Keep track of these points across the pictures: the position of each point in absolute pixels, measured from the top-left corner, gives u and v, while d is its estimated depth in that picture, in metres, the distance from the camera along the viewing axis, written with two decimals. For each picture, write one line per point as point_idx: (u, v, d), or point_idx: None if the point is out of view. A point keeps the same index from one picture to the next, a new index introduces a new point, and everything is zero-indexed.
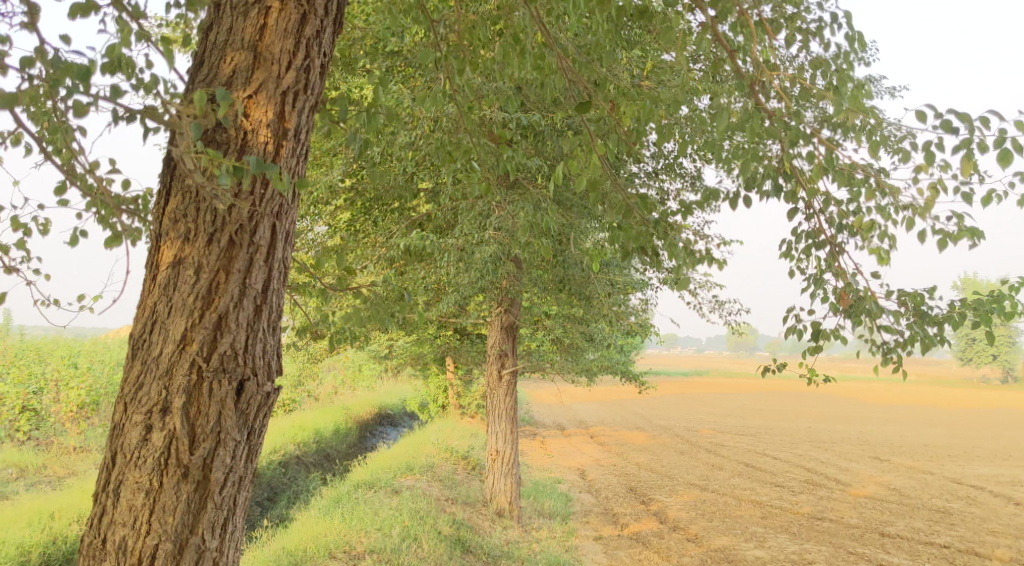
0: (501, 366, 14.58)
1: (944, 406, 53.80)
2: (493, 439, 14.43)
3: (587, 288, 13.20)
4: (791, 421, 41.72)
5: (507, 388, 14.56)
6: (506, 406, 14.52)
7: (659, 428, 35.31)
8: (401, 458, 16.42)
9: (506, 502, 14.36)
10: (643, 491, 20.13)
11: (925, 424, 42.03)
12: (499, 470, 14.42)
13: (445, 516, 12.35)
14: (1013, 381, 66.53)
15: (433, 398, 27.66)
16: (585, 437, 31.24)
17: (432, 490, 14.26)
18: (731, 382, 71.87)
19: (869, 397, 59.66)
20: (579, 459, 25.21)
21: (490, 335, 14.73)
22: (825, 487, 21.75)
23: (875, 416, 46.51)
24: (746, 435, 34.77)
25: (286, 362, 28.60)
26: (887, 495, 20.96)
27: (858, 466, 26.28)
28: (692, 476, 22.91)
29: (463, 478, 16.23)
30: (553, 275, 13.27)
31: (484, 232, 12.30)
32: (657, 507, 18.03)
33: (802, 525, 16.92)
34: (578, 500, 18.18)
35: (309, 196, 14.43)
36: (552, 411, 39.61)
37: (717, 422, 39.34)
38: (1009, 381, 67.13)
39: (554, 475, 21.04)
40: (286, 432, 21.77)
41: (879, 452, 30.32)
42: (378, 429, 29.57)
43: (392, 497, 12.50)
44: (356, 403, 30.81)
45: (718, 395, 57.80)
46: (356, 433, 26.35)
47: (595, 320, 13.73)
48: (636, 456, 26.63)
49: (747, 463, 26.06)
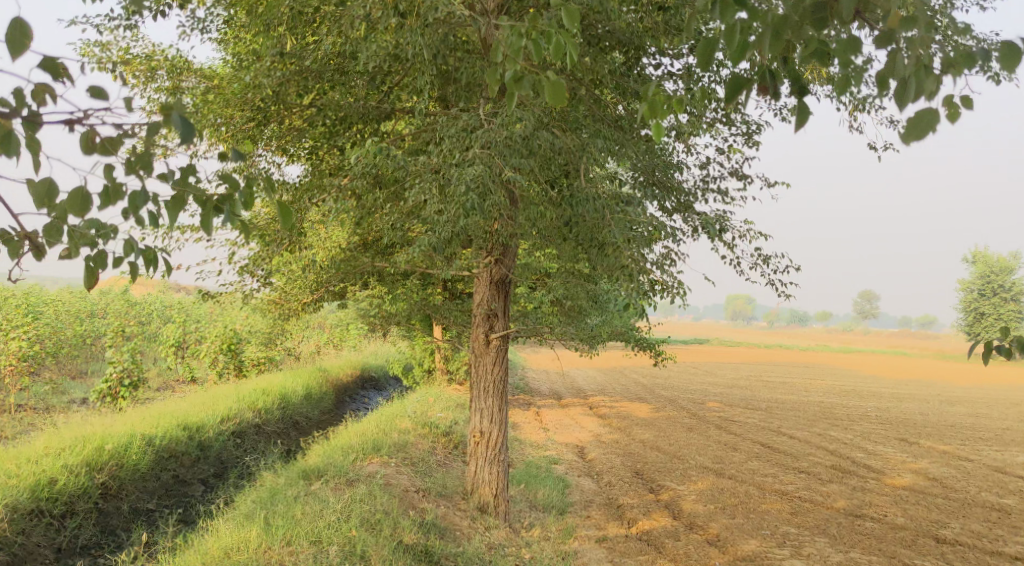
0: (488, 329, 11.88)
1: (959, 382, 51.10)
2: (476, 418, 11.82)
3: (599, 233, 10.54)
4: (801, 395, 39.26)
5: (496, 357, 11.85)
6: (495, 377, 11.83)
7: (663, 400, 32.75)
8: (368, 433, 13.86)
9: (490, 495, 11.70)
10: (650, 476, 17.60)
11: (944, 401, 39.57)
12: (482, 455, 11.76)
13: (411, 518, 9.76)
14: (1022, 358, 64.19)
15: (417, 362, 25.13)
16: (584, 408, 28.70)
17: (401, 479, 11.62)
18: (734, 352, 69.26)
19: (879, 371, 56.95)
20: (578, 434, 22.69)
21: (477, 291, 12.01)
22: (857, 475, 19.15)
23: (887, 391, 44.09)
24: (757, 410, 32.24)
25: (258, 317, 26.03)
26: (930, 487, 18.36)
27: (886, 450, 23.68)
28: (704, 457, 20.37)
29: (441, 460, 13.66)
30: (559, 216, 10.83)
31: (467, 152, 9.85)
32: (668, 498, 15.46)
33: (841, 525, 14.33)
34: (577, 487, 15.59)
35: (255, 114, 11.72)
36: (549, 378, 37.05)
37: (725, 394, 36.75)
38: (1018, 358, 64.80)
39: (550, 454, 18.57)
40: (247, 395, 19.25)
41: (904, 434, 27.69)
42: (358, 394, 27.03)
43: (344, 490, 9.92)
44: (336, 364, 28.27)
45: (724, 365, 55.22)
46: (332, 397, 23.83)
47: (605, 276, 11.00)
48: (642, 432, 24.08)
49: (763, 443, 23.54)
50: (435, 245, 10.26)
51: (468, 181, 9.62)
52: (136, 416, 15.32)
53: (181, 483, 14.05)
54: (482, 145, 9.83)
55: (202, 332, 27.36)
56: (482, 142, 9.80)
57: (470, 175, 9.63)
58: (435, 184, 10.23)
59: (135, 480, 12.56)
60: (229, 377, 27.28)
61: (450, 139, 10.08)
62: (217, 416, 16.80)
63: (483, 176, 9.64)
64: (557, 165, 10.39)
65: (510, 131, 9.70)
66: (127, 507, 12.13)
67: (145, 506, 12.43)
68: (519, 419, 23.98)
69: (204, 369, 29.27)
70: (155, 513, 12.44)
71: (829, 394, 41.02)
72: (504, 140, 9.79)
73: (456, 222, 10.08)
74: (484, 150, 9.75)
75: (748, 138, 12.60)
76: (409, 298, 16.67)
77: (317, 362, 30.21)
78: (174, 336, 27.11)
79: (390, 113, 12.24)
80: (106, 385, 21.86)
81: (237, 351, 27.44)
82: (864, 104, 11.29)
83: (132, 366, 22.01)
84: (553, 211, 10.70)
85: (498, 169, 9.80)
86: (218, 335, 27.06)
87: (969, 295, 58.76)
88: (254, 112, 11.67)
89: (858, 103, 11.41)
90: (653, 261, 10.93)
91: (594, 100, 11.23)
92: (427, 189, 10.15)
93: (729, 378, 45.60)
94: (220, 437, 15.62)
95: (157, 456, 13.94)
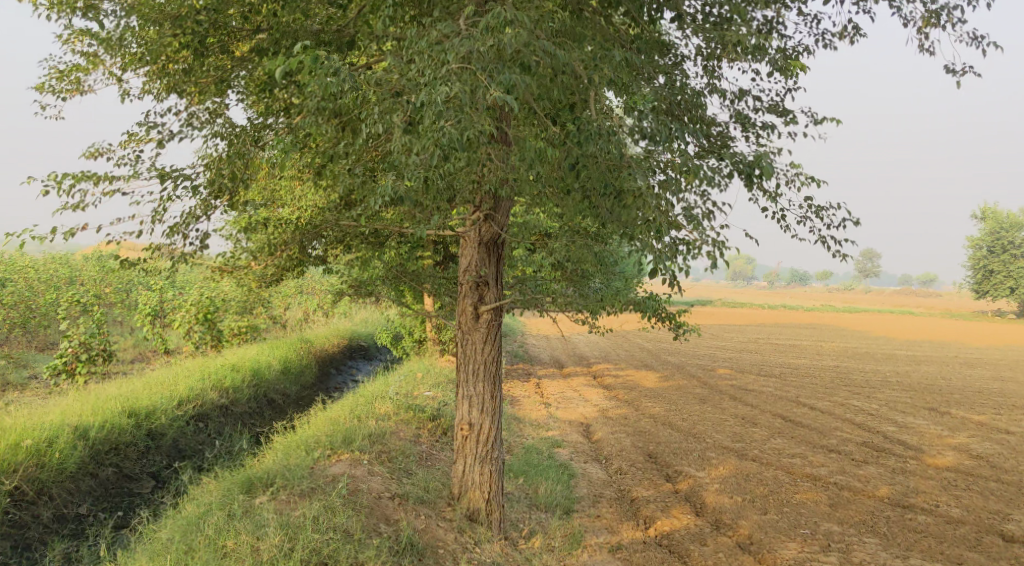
0: (478, 299, 9.85)
1: (973, 342, 49.10)
2: (464, 408, 9.82)
3: (610, 177, 8.52)
4: (813, 359, 37.33)
5: (487, 333, 9.82)
6: (486, 357, 9.81)
7: (670, 367, 30.74)
8: (342, 422, 11.93)
9: (481, 500, 9.76)
10: (666, 459, 15.64)
11: (962, 364, 37.65)
12: (472, 451, 9.77)
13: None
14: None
15: (407, 331, 23.17)
16: (587, 379, 26.68)
17: (373, 485, 9.72)
18: (738, 313, 67.19)
19: (888, 331, 55.03)
20: (582, 409, 20.69)
21: (463, 253, 9.95)
22: (893, 454, 17.20)
23: (901, 353, 42.16)
24: (770, 377, 30.31)
25: (232, 284, 23.92)
26: (977, 468, 16.41)
27: (917, 422, 21.70)
28: (722, 435, 18.41)
29: (427, 452, 11.71)
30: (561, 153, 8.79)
31: (442, 71, 7.92)
32: (689, 488, 13.53)
33: (890, 520, 12.37)
34: (583, 477, 13.63)
35: (189, 40, 9.81)
36: (550, 344, 35.03)
37: (735, 359, 34.74)
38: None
39: (552, 436, 16.61)
40: (214, 372, 17.23)
41: (932, 402, 25.68)
42: (344, 366, 24.98)
43: (285, 536, 8.62)
44: (321, 334, 26.27)
45: (731, 328, 53.14)
46: (313, 370, 21.81)
47: (616, 233, 9.00)
48: (651, 405, 22.11)
49: (784, 416, 21.59)
50: (400, 193, 8.37)
51: (438, 101, 7.74)
52: (78, 400, 13.43)
53: (126, 479, 12.05)
54: (459, 57, 7.97)
55: (177, 299, 25.28)
56: (462, 53, 7.92)
57: (440, 94, 7.76)
58: (400, 112, 8.35)
59: (62, 482, 11.19)
60: (206, 349, 25.23)
61: (421, 57, 8.22)
62: (173, 398, 14.78)
63: (460, 95, 7.78)
64: (560, 88, 8.39)
65: (498, 38, 7.92)
66: (49, 516, 10.83)
67: (74, 511, 11.08)
68: (517, 393, 21.96)
69: (180, 340, 27.21)
70: (86, 521, 11.11)
71: (842, 357, 39.03)
72: (490, 51, 7.99)
73: (427, 162, 8.23)
74: (462, 65, 7.91)
75: (789, 67, 10.62)
76: (397, 261, 14.62)
77: (302, 332, 28.18)
78: (147, 304, 25.06)
79: (355, 38, 10.23)
80: (61, 360, 19.79)
81: (214, 321, 25.36)
82: (939, 15, 9.41)
83: (89, 339, 19.91)
84: (554, 148, 8.67)
85: (482, 91, 7.95)
86: (193, 304, 24.93)
87: (977, 253, 56.74)
88: (184, 34, 9.82)
89: (930, 14, 9.52)
90: (683, 212, 8.87)
91: (603, 16, 9.21)
92: (391, 118, 8.29)
93: (736, 342, 43.54)
94: (175, 423, 13.62)
95: (91, 451, 11.88)
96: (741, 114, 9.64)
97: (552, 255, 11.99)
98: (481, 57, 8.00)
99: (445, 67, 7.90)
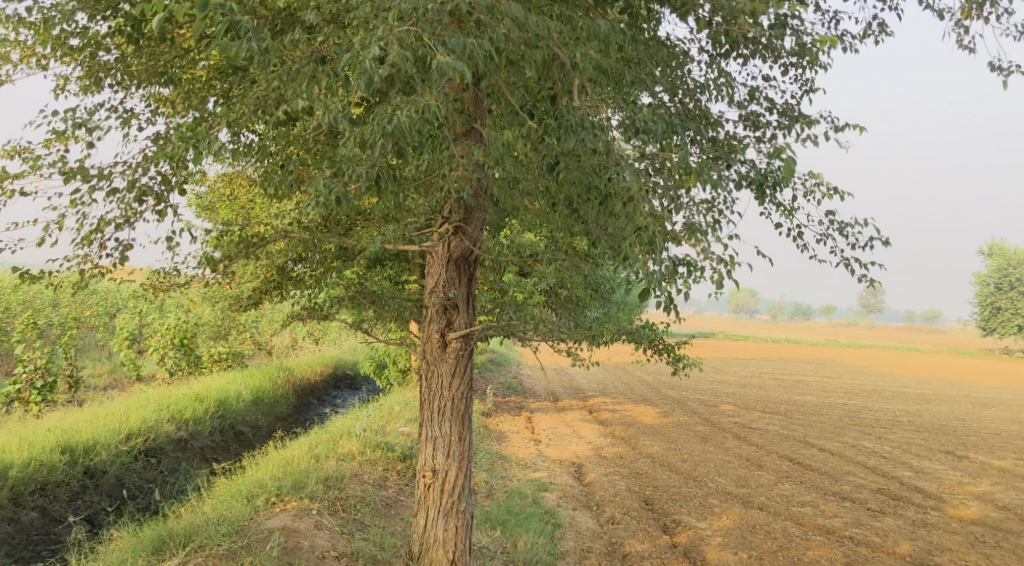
0: (446, 325, 8.58)
1: (982, 380, 47.56)
2: (427, 452, 8.51)
3: (593, 172, 7.43)
4: (819, 395, 35.85)
5: (455, 364, 8.54)
6: (454, 393, 8.52)
7: (671, 402, 29.25)
8: (294, 460, 10.58)
9: (444, 561, 8.42)
10: (662, 506, 14.24)
11: (974, 404, 36.13)
12: (434, 503, 8.41)
13: None
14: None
15: (392, 360, 21.78)
16: (583, 413, 25.19)
17: (311, 546, 8.42)
18: (741, 346, 65.55)
19: (894, 367, 53.49)
20: (575, 447, 19.25)
21: (431, 272, 8.71)
22: (912, 503, 15.78)
23: (909, 390, 40.61)
24: (775, 414, 28.82)
25: (207, 308, 22.52)
26: (1006, 522, 15.01)
27: (935, 467, 20.26)
28: (725, 479, 16.97)
29: (392, 501, 10.33)
30: (539, 153, 7.67)
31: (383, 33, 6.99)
32: (686, 542, 12.17)
33: None
34: (570, 527, 12.25)
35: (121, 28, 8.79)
36: (546, 375, 33.56)
37: (738, 394, 33.27)
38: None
39: (539, 478, 15.21)
40: (173, 401, 15.84)
41: (948, 445, 24.21)
42: (325, 397, 23.54)
43: None
44: (303, 361, 24.89)
45: (733, 362, 51.60)
46: (289, 400, 20.40)
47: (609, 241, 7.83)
48: (650, 443, 20.67)
49: (792, 457, 20.15)
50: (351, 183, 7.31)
51: (366, 60, 6.82)
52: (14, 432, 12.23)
53: (52, 523, 11.08)
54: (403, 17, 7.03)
55: (153, 322, 23.89)
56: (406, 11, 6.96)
57: (372, 55, 6.86)
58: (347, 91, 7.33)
59: None
60: (180, 376, 23.80)
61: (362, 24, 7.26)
62: (120, 431, 13.40)
63: (397, 56, 6.87)
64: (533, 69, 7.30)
65: None
66: None
67: None
68: (506, 428, 20.51)
69: (156, 365, 25.76)
70: None
71: (849, 394, 37.53)
72: (442, 12, 7.03)
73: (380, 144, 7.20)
74: (406, 27, 6.99)
75: (804, 68, 9.58)
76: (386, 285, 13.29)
77: (285, 360, 26.76)
78: (125, 328, 23.74)
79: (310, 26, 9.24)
80: (15, 387, 18.44)
81: (191, 346, 23.92)
82: (983, 5, 8.29)
83: (47, 365, 18.53)
84: (529, 144, 7.57)
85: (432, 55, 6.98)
86: (168, 329, 23.50)
87: (984, 289, 55.31)
88: (116, 22, 8.80)
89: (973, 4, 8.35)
90: (683, 223, 7.67)
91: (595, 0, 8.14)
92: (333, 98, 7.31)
93: (740, 376, 42.02)
94: (119, 460, 12.29)
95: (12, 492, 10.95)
96: (755, 114, 8.52)
97: (548, 266, 10.65)
98: (429, 19, 7.04)
99: (386, 29, 7.01)
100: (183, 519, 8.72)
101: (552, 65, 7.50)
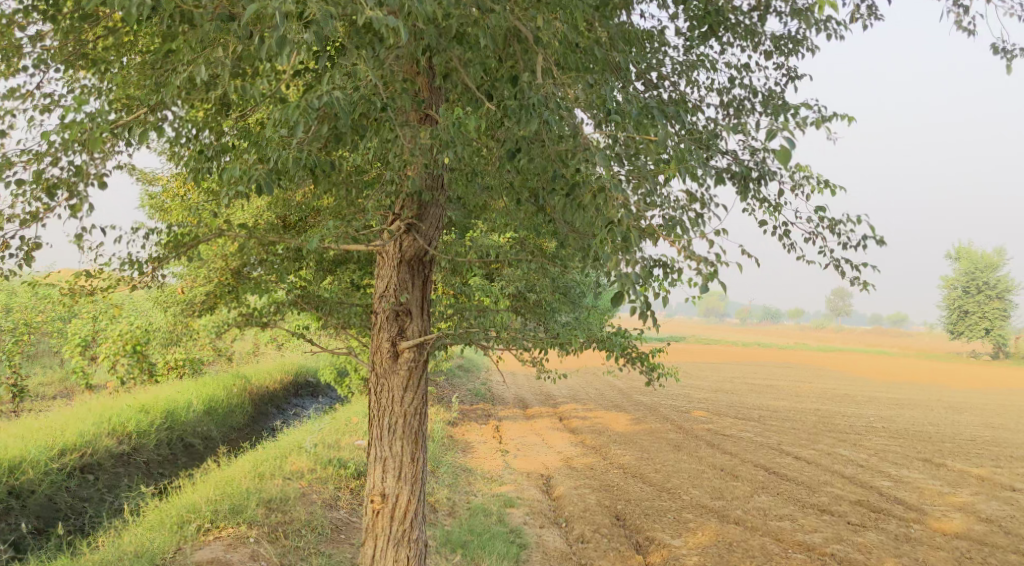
0: (397, 334, 8.16)
1: (953, 385, 47.36)
2: (376, 473, 8.15)
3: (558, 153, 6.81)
4: (791, 400, 35.30)
5: (407, 377, 8.14)
6: (406, 408, 8.15)
7: (643, 408, 28.51)
8: (235, 477, 9.74)
9: None
10: (633, 523, 13.47)
11: (946, 408, 35.77)
12: (383, 531, 8.08)
13: None
14: (1005, 358, 60.78)
15: (354, 368, 20.84)
16: (553, 421, 24.39)
17: None
18: (711, 351, 65.14)
19: (865, 371, 53.23)
20: (544, 458, 18.42)
21: (383, 275, 8.25)
22: (892, 516, 15.12)
23: (881, 395, 40.21)
24: (747, 420, 28.19)
25: (159, 312, 21.44)
26: (990, 536, 14.39)
27: (913, 476, 19.65)
28: (700, 491, 16.22)
29: (343, 525, 9.51)
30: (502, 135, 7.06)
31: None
32: None
33: None
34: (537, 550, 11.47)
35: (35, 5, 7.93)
36: (515, 381, 32.73)
37: (710, 400, 32.62)
38: (1002, 358, 61.41)
39: (504, 492, 14.39)
40: (115, 413, 14.85)
41: (924, 452, 23.67)
42: (285, 406, 22.59)
43: None
44: (262, 368, 23.86)
45: (705, 366, 51.05)
46: (245, 410, 19.41)
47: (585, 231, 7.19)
48: (621, 453, 19.89)
49: (767, 467, 19.46)
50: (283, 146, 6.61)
51: (278, 11, 6.25)
52: None
53: None
54: None
55: (105, 328, 22.72)
56: None
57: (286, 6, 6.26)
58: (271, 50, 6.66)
59: None
60: (133, 384, 22.65)
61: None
62: (52, 448, 12.42)
63: (316, 11, 6.29)
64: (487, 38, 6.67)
65: None
66: None
67: None
68: (472, 438, 19.65)
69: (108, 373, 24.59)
70: None
71: (821, 399, 37.04)
72: None
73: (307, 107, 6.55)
74: None
75: (786, 53, 9.17)
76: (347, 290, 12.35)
77: (244, 366, 25.68)
78: (76, 334, 22.56)
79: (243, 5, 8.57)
80: None
81: (144, 353, 22.74)
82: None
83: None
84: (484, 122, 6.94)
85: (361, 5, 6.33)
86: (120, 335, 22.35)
87: (952, 293, 55.26)
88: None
89: None
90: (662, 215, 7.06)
91: None
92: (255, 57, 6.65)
93: (712, 381, 41.42)
94: (51, 480, 11.96)
95: None
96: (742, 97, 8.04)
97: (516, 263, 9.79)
98: None
99: None
100: (98, 554, 8.03)
101: (513, 38, 6.94)
